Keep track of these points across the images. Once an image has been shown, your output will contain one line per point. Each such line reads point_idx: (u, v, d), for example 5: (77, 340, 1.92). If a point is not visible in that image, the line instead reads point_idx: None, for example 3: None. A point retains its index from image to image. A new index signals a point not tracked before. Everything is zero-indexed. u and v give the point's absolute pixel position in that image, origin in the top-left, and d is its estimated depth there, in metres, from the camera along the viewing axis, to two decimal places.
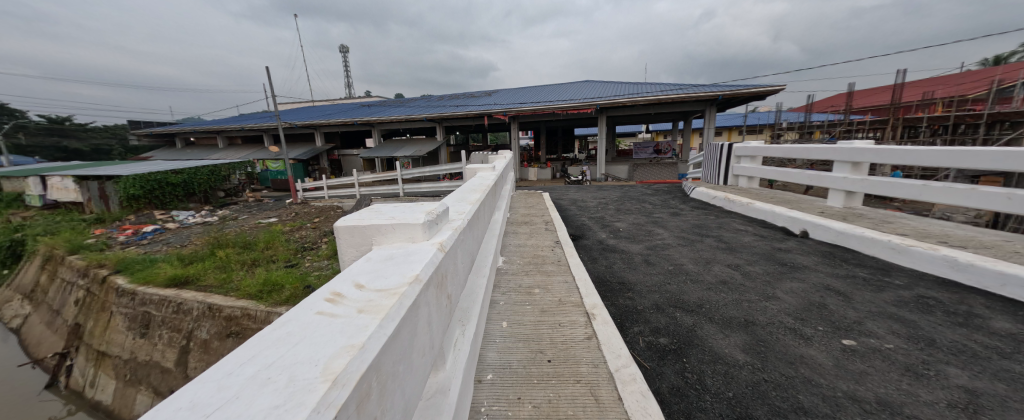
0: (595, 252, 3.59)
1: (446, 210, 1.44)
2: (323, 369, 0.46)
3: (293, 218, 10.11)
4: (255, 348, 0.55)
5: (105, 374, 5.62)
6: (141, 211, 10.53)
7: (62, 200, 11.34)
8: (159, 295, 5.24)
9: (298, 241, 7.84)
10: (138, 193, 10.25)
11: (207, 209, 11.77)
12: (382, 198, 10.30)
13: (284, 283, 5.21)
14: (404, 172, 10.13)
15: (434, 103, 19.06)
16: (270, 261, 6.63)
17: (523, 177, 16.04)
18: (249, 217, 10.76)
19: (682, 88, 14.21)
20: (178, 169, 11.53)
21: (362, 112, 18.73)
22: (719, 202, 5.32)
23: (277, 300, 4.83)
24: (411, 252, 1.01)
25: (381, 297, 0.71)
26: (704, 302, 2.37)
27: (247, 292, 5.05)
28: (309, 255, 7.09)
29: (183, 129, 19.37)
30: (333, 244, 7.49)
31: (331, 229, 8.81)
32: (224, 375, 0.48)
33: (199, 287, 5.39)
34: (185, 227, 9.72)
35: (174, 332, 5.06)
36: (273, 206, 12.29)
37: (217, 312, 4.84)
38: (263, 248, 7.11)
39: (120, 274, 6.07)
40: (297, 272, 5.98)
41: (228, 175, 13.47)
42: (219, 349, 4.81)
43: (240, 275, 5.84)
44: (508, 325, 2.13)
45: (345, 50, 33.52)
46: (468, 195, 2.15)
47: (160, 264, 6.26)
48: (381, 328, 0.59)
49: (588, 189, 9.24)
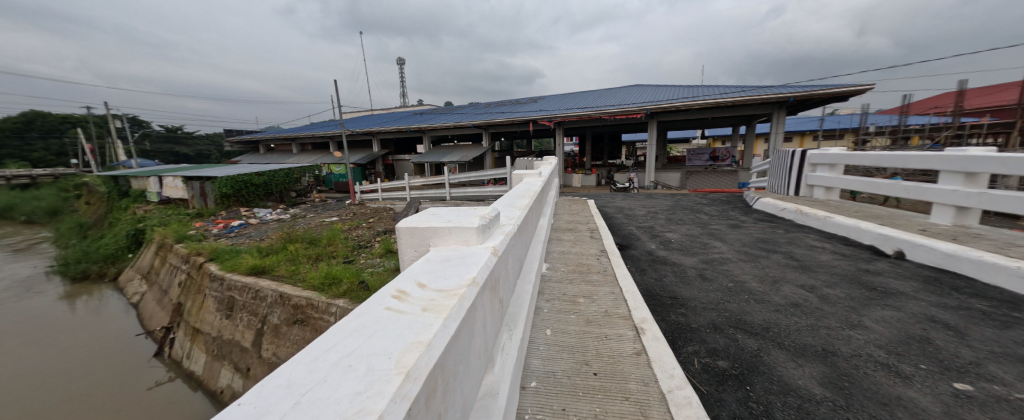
0: (643, 263, 3.43)
1: (498, 214, 1.47)
2: (396, 362, 0.50)
3: (351, 218, 10.94)
4: (335, 336, 0.61)
5: (199, 348, 6.50)
6: (232, 208, 12.17)
7: (173, 197, 13.45)
8: (242, 281, 6.04)
9: (355, 240, 8.43)
10: (229, 192, 11.93)
11: (281, 207, 13.16)
12: (431, 202, 10.75)
13: (342, 277, 5.63)
14: (450, 178, 10.39)
15: (482, 109, 19.59)
16: (331, 256, 7.20)
17: (567, 184, 15.85)
18: (314, 216, 11.80)
19: (747, 90, 13.09)
20: (261, 172, 13.17)
21: (415, 119, 19.86)
22: (788, 214, 4.80)
23: (334, 293, 5.29)
24: (467, 254, 1.05)
25: (442, 297, 0.74)
26: (772, 325, 2.14)
27: (311, 284, 5.59)
28: (364, 252, 7.59)
29: (264, 136, 22.04)
30: (386, 243, 7.94)
31: (384, 229, 9.36)
32: (312, 359, 0.53)
33: (274, 277, 6.09)
34: (263, 223, 10.97)
35: (252, 316, 5.73)
36: (336, 206, 13.41)
37: (287, 300, 5.43)
38: (326, 245, 7.77)
39: (212, 261, 7.05)
40: (354, 268, 6.47)
41: (299, 177, 14.99)
42: (288, 333, 5.33)
43: (306, 268, 6.43)
44: (551, 333, 2.11)
45: (402, 62, 35.69)
46: (517, 200, 2.19)
47: (243, 255, 7.14)
48: (445, 327, 0.62)
49: (636, 196, 8.90)
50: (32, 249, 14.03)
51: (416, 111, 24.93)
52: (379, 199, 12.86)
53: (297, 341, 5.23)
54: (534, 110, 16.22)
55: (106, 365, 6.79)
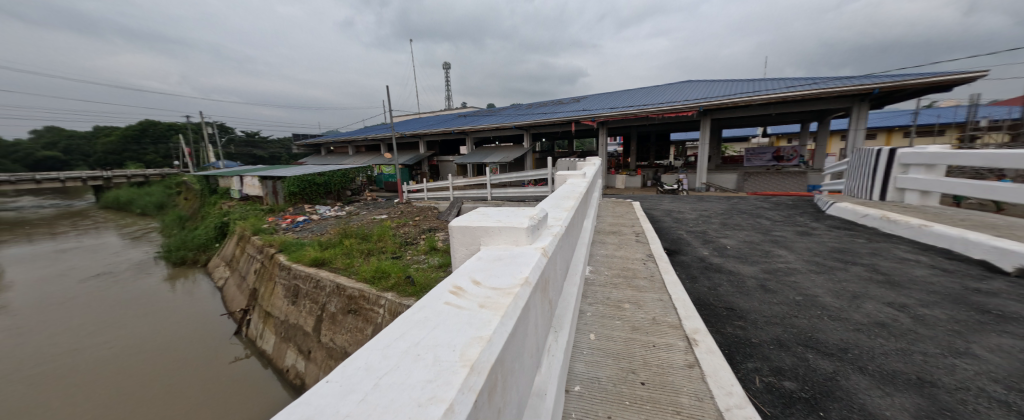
0: (695, 270, 3.22)
1: (545, 215, 1.47)
2: (461, 355, 0.52)
3: (399, 216, 11.57)
4: (402, 326, 0.66)
5: (269, 329, 7.28)
6: (298, 204, 13.46)
7: (251, 195, 15.22)
8: (305, 271, 6.69)
9: (403, 237, 8.89)
10: (295, 190, 13.26)
11: (338, 204, 14.29)
12: (473, 202, 11.02)
13: (391, 271, 5.99)
14: (492, 178, 10.55)
15: (525, 110, 19.67)
16: (381, 251, 7.67)
17: (611, 185, 15.32)
18: (366, 213, 12.62)
19: (819, 82, 11.75)
20: (322, 173, 14.45)
21: (459, 121, 20.48)
22: (871, 221, 4.24)
23: (384, 286, 5.64)
24: (517, 254, 1.06)
25: (497, 295, 0.76)
26: (851, 346, 1.90)
27: (364, 276, 6.02)
28: (410, 249, 7.99)
29: (325, 140, 24.10)
30: (430, 240, 8.29)
31: (429, 227, 9.77)
32: (383, 347, 0.58)
33: (332, 269, 6.66)
34: (323, 219, 12.00)
35: (313, 304, 6.30)
36: (386, 204, 14.26)
37: (342, 291, 5.89)
38: (377, 240, 8.30)
39: (282, 252, 7.86)
40: (401, 263, 6.84)
41: (354, 177, 16.16)
42: (342, 321, 5.78)
43: (359, 261, 6.90)
44: (595, 338, 2.06)
45: (448, 67, 37.03)
46: (563, 201, 2.17)
47: (306, 247, 7.87)
48: (503, 325, 0.63)
49: (687, 199, 8.38)
50: (145, 237, 16.65)
51: (461, 113, 25.69)
52: (425, 198, 13.43)
53: (351, 330, 5.64)
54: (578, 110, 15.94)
55: (200, 339, 7.86)
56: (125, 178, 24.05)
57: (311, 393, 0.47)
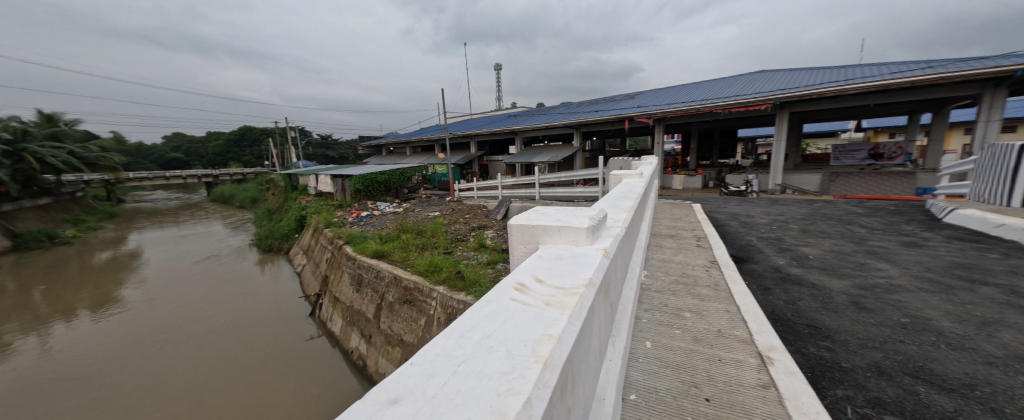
0: (769, 281, 2.89)
1: (605, 216, 1.42)
2: (533, 352, 0.53)
3: (451, 213, 12.04)
4: (471, 318, 0.69)
5: (337, 313, 8.05)
6: (362, 200, 14.71)
7: (324, 191, 16.97)
8: (368, 262, 7.31)
9: (454, 233, 9.23)
10: (361, 188, 14.58)
11: (397, 201, 15.29)
12: (521, 201, 11.08)
13: (442, 266, 6.29)
14: (541, 178, 10.49)
15: (576, 108, 19.29)
16: (434, 247, 8.04)
17: (667, 185, 14.33)
18: (421, 210, 13.33)
19: (936, 65, 9.85)
20: (383, 172, 15.66)
21: (510, 121, 20.73)
22: (1010, 232, 3.44)
23: (436, 280, 5.96)
24: (578, 254, 1.04)
25: (562, 294, 0.75)
26: (980, 383, 1.57)
27: (418, 269, 6.40)
28: (460, 245, 8.27)
29: (387, 141, 25.99)
30: (479, 238, 8.50)
31: (479, 225, 10.01)
32: (457, 337, 0.61)
33: (391, 261, 7.19)
34: (383, 215, 12.95)
35: (374, 293, 6.84)
36: (439, 202, 14.93)
37: (399, 282, 6.31)
38: (430, 236, 8.71)
39: (349, 244, 8.65)
40: (452, 258, 7.13)
41: (411, 175, 17.07)
42: (399, 311, 6.20)
43: (414, 255, 7.34)
44: (652, 347, 1.95)
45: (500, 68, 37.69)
46: (621, 201, 2.09)
47: (369, 240, 8.56)
48: (571, 324, 0.62)
49: (758, 201, 7.57)
50: (241, 226, 19.41)
51: (511, 113, 25.99)
52: (474, 196, 13.79)
53: (406, 319, 6.01)
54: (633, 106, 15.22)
55: (282, 318, 8.94)
56: (228, 176, 28.27)
57: (398, 376, 0.52)
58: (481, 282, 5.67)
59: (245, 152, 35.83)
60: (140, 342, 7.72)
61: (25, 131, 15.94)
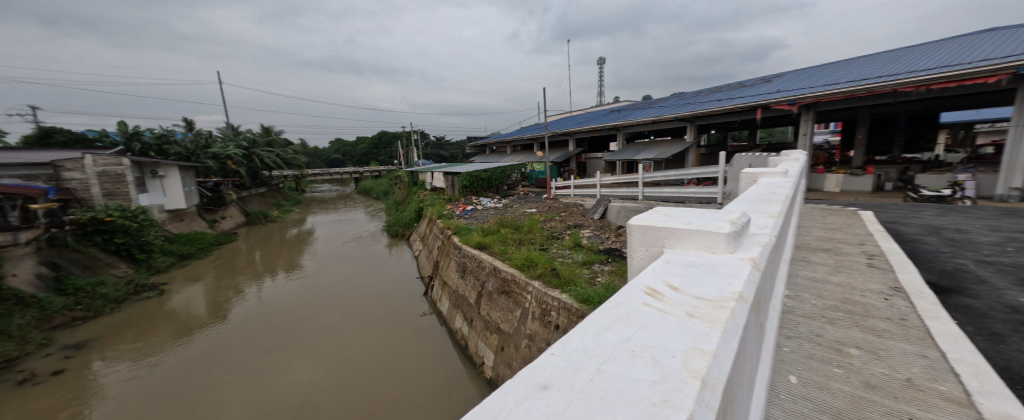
0: (1000, 325, 2.05)
1: (748, 221, 1.22)
2: (686, 366, 0.48)
3: (547, 210, 12.16)
4: (603, 320, 0.68)
5: (445, 295, 9.05)
6: (468, 196, 16.12)
7: (438, 187, 19.24)
8: (472, 252, 8.04)
9: (550, 231, 9.28)
10: (467, 184, 16.02)
11: (497, 197, 16.23)
12: (622, 200, 10.44)
13: (538, 262, 6.43)
14: (646, 175, 9.44)
15: (692, 98, 17.15)
16: (531, 243, 8.26)
17: (815, 188, 11.00)
18: (519, 206, 13.83)
19: None
20: (486, 169, 16.81)
21: (612, 116, 19.76)
22: None
23: (532, 274, 6.14)
24: (718, 263, 0.91)
25: (707, 306, 0.67)
26: None
27: (516, 263, 6.72)
28: (556, 243, 8.30)
29: (491, 141, 27.76)
30: (575, 236, 8.36)
31: (575, 224, 9.84)
32: (593, 337, 0.62)
33: (491, 253, 7.76)
34: (485, 209, 13.92)
35: (476, 280, 7.46)
36: (536, 199, 15.25)
37: (498, 272, 6.74)
38: (527, 232, 8.97)
39: (457, 235, 9.65)
40: (548, 255, 7.21)
41: (511, 173, 17.93)
42: (497, 300, 6.60)
43: (512, 249, 7.71)
44: (799, 383, 1.59)
45: (603, 61, 36.29)
46: (762, 205, 1.76)
47: (473, 232, 9.34)
48: (726, 341, 0.55)
49: (972, 211, 5.44)
50: (376, 215, 23.50)
51: (614, 108, 24.73)
52: (571, 194, 13.55)
53: (503, 308, 6.35)
54: (768, 91, 12.72)
55: (403, 294, 10.51)
56: (368, 173, 34.55)
57: (542, 367, 0.55)
58: (576, 282, 5.59)
59: (380, 153, 43.27)
60: (310, 299, 10.13)
61: (253, 141, 22.60)
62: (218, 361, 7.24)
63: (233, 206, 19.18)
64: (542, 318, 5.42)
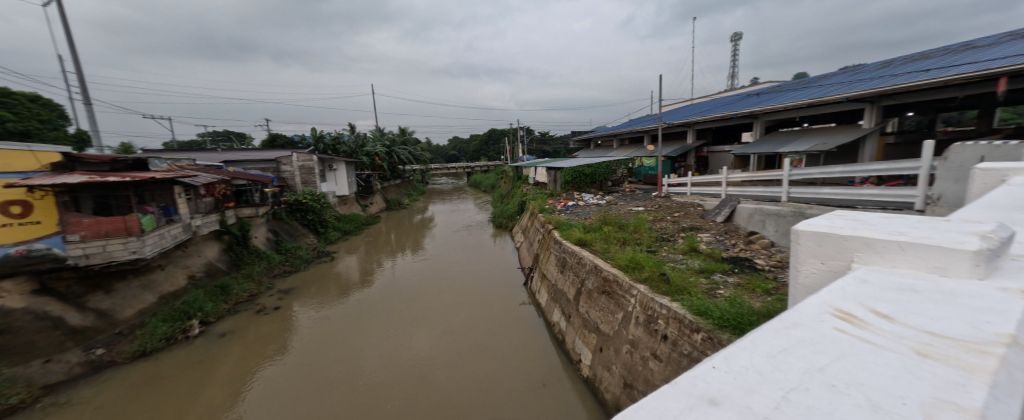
0: None
1: (1010, 238, 1.06)
2: (924, 412, 0.38)
3: (657, 209, 11.06)
4: (782, 341, 0.64)
5: (543, 288, 9.24)
6: (570, 191, 15.96)
7: (541, 181, 19.66)
8: (572, 248, 7.99)
9: (659, 231, 8.44)
10: (569, 179, 15.86)
11: (600, 193, 15.58)
12: (756, 200, 8.70)
13: (644, 264, 5.93)
14: (792, 173, 7.68)
15: (872, 71, 13.05)
16: (636, 243, 7.67)
17: None
18: (624, 203, 13.00)
19: None
20: (590, 164, 16.26)
21: (746, 101, 16.64)
22: None
23: (637, 277, 5.71)
24: (952, 299, 0.74)
25: (946, 345, 0.54)
26: None
27: (618, 263, 6.35)
28: (666, 245, 7.51)
29: (596, 134, 26.72)
30: (691, 240, 7.40)
31: (691, 225, 8.70)
32: (770, 359, 0.57)
33: (592, 251, 7.54)
34: (587, 205, 13.53)
35: (576, 277, 7.37)
36: (643, 197, 14.05)
37: (600, 271, 6.51)
38: (632, 231, 8.33)
39: (557, 229, 9.70)
40: (656, 258, 6.60)
41: (616, 169, 16.97)
42: (597, 299, 6.38)
43: (614, 248, 7.31)
44: None
45: (739, 37, 30.78)
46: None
47: (574, 228, 9.20)
48: (997, 397, 0.41)
49: None
50: (483, 206, 25.45)
51: (750, 91, 20.79)
52: (687, 193, 11.97)
53: (604, 309, 6.09)
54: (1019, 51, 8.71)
55: (505, 282, 11.15)
56: (478, 168, 37.63)
57: (709, 382, 0.52)
58: (690, 291, 4.96)
59: (489, 149, 46.62)
60: (430, 278, 11.68)
61: (393, 140, 27.14)
62: (364, 320, 8.98)
63: (377, 194, 23.49)
64: (647, 325, 5.02)
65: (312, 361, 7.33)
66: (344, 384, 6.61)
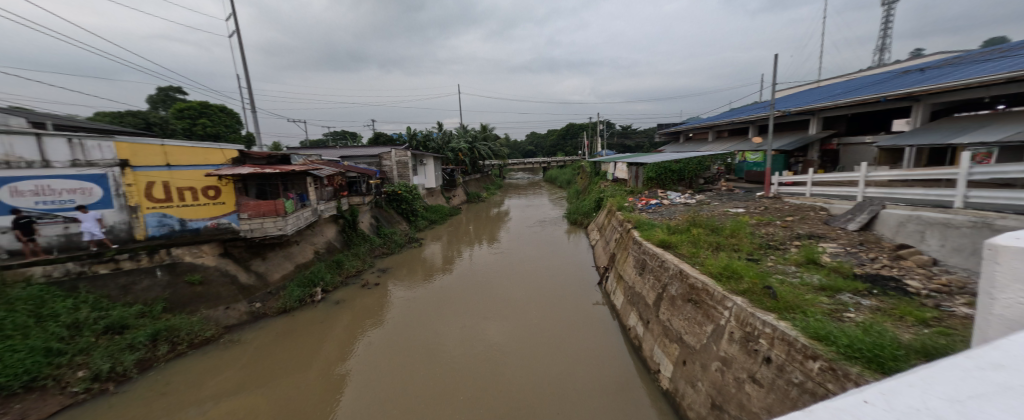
0: None
1: None
2: None
3: (762, 212, 9.53)
4: (979, 389, 0.57)
5: (619, 289, 8.81)
6: (653, 188, 14.81)
7: (620, 178, 18.65)
8: (654, 250, 7.44)
9: (764, 238, 7.28)
10: (653, 176, 14.69)
11: (690, 192, 14.05)
12: (909, 205, 6.85)
13: (744, 274, 5.20)
14: (971, 171, 5.85)
15: None
16: (733, 249, 6.75)
17: None
18: (719, 204, 11.54)
19: None
20: (678, 160, 14.78)
21: (899, 79, 13.16)
22: None
23: (733, 288, 5.03)
24: None
25: None
26: None
27: (709, 270, 5.70)
28: (773, 255, 6.44)
29: (687, 127, 24.15)
30: (807, 249, 6.20)
31: (807, 233, 7.29)
32: (954, 407, 0.51)
33: (677, 254, 6.90)
34: (673, 205, 12.37)
35: (657, 281, 6.84)
36: (744, 197, 12.25)
37: (686, 278, 5.92)
38: (728, 236, 7.33)
39: (637, 229, 9.13)
40: (758, 268, 5.72)
41: (710, 164, 15.10)
42: (682, 308, 5.81)
43: (705, 253, 6.56)
44: None
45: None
46: None
47: (656, 228, 8.53)
48: None
49: None
50: (559, 202, 25.25)
51: (906, 66, 16.36)
52: (805, 194, 10.04)
53: (689, 319, 5.54)
54: None
55: (579, 280, 10.95)
56: (555, 163, 37.39)
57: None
58: (804, 310, 4.20)
59: (567, 144, 45.91)
60: (504, 270, 12.11)
61: (475, 136, 28.67)
62: (445, 304, 9.75)
63: (459, 187, 25.13)
64: (743, 343, 4.40)
65: (401, 335, 8.25)
66: (427, 358, 7.30)
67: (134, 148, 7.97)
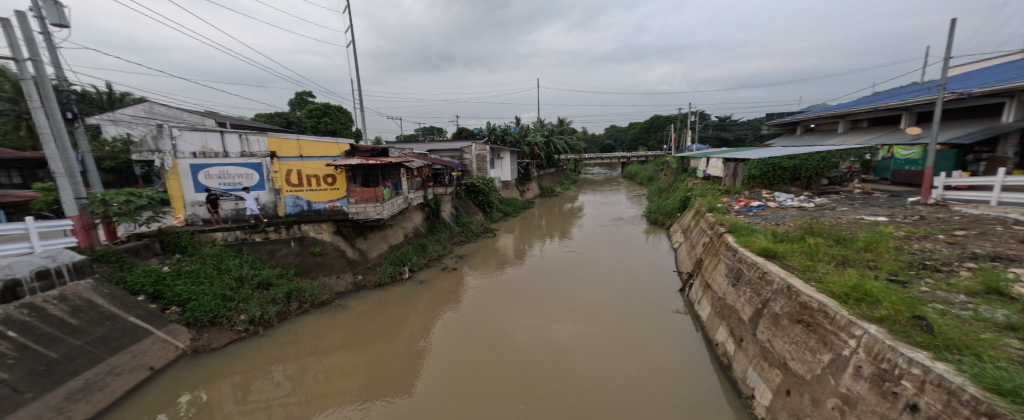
0: None
1: None
2: None
3: (913, 222, 7.50)
4: None
5: (706, 300, 7.93)
6: (756, 188, 12.82)
7: (713, 175, 16.62)
8: (753, 259, 6.49)
9: (914, 255, 5.74)
10: (756, 173, 12.67)
11: (806, 194, 11.77)
12: None
13: (882, 298, 4.18)
14: None
15: None
16: (867, 266, 5.47)
17: None
18: (848, 209, 9.44)
19: None
20: (793, 155, 12.47)
21: None
22: None
23: (864, 314, 4.10)
24: None
25: None
26: None
27: (830, 289, 4.73)
28: (927, 277, 5.03)
29: (808, 116, 20.20)
30: (984, 274, 4.69)
31: (987, 253, 5.51)
32: None
33: (785, 266, 5.89)
34: (782, 208, 10.53)
35: (755, 295, 5.97)
36: (885, 202, 9.80)
37: (795, 295, 5.03)
38: (860, 249, 5.95)
39: (732, 234, 8.06)
40: (902, 292, 4.53)
41: (839, 161, 12.39)
42: (787, 329, 4.96)
43: (825, 268, 5.45)
44: None
45: None
46: None
47: (758, 234, 7.39)
48: None
49: None
50: (639, 199, 23.64)
51: None
52: (986, 202, 7.56)
53: (797, 342, 4.72)
54: None
55: (658, 284, 10.20)
56: (636, 158, 35.06)
57: None
58: (976, 353, 3.21)
59: (652, 138, 42.57)
60: (577, 268, 11.93)
61: (553, 130, 28.48)
62: (518, 295, 10.08)
63: (535, 181, 25.30)
64: (875, 381, 3.57)
65: (477, 320, 8.81)
66: (500, 346, 7.67)
67: (278, 141, 9.86)
